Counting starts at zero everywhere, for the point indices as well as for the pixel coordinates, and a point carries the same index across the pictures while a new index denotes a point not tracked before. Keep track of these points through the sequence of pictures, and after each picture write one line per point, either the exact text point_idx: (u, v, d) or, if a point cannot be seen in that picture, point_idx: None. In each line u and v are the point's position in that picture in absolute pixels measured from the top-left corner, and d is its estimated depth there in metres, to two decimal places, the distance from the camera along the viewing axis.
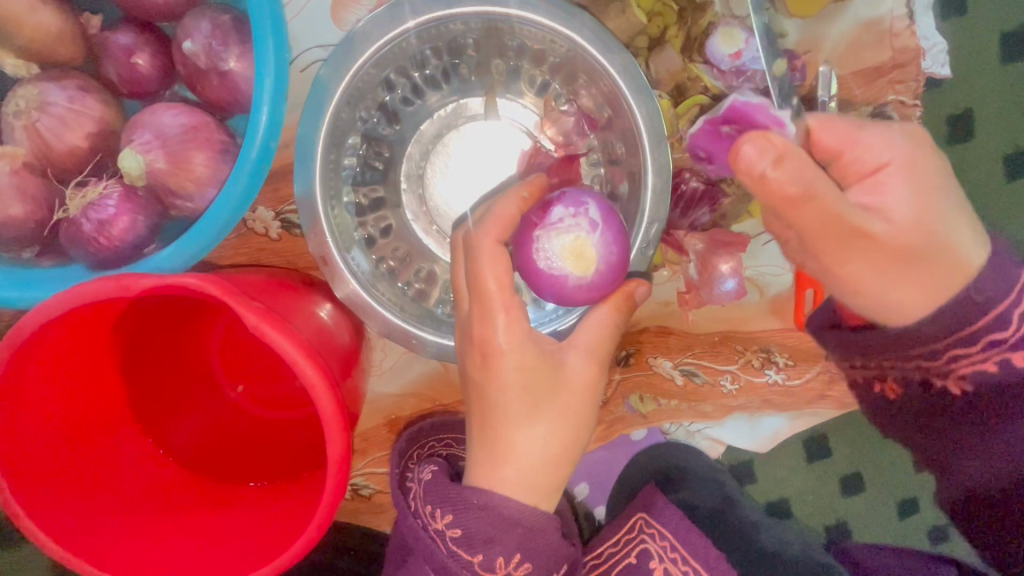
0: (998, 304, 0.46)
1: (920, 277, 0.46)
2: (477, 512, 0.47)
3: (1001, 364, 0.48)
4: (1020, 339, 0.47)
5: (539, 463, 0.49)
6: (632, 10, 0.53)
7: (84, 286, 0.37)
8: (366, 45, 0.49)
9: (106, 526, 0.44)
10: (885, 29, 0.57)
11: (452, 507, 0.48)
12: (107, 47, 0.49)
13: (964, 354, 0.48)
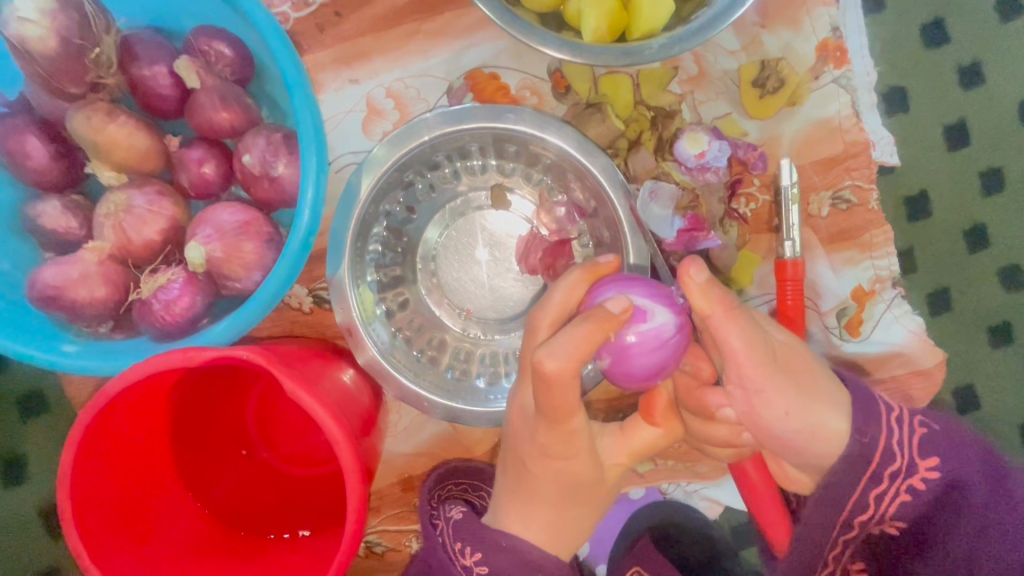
0: (880, 443, 0.52)
1: (828, 410, 0.52)
2: (505, 554, 0.55)
3: (910, 490, 0.52)
4: (908, 462, 0.52)
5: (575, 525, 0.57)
6: (610, 119, 0.63)
7: (155, 357, 0.45)
8: (390, 156, 0.59)
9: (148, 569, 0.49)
10: (835, 127, 0.66)
11: (482, 547, 0.55)
12: (181, 160, 0.61)
13: (881, 495, 0.53)
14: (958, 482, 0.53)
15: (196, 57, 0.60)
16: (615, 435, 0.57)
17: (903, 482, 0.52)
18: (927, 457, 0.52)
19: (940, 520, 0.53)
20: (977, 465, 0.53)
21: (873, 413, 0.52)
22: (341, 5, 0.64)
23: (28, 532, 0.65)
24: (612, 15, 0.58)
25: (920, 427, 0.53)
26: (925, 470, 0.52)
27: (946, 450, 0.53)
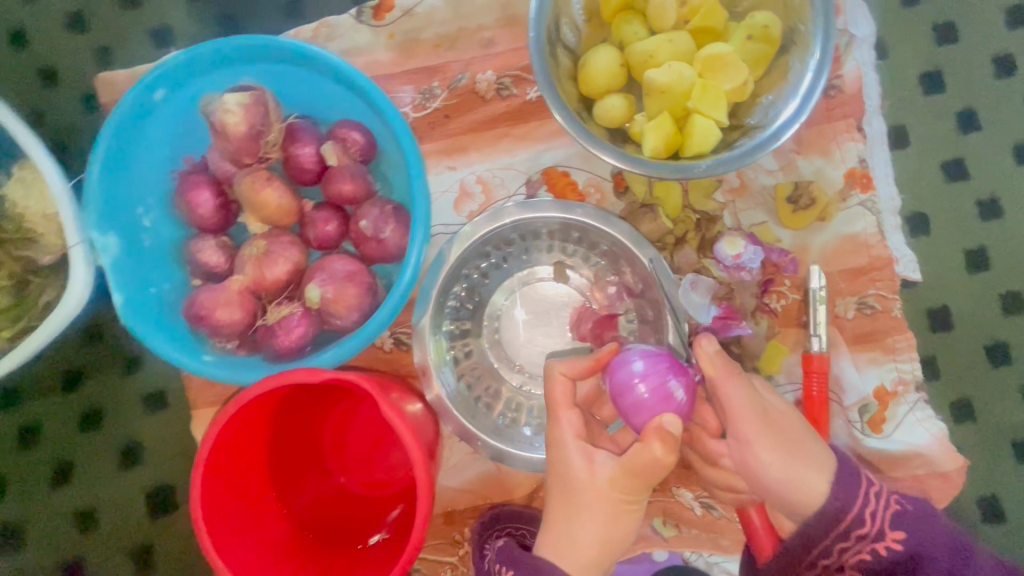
0: (851, 510, 0.62)
1: (812, 470, 0.63)
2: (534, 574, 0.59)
3: (873, 553, 0.62)
4: (877, 530, 0.62)
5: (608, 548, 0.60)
6: (661, 218, 0.75)
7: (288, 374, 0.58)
8: (475, 233, 0.73)
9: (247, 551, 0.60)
10: (861, 241, 0.75)
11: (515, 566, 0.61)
12: (310, 218, 0.76)
13: (846, 549, 0.62)
14: (924, 557, 0.61)
15: (336, 142, 0.74)
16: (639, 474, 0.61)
17: (869, 542, 0.62)
18: (893, 529, 0.62)
19: None
20: (940, 544, 0.62)
21: (852, 488, 0.62)
22: (449, 110, 0.81)
23: (126, 512, 0.75)
24: (669, 137, 0.71)
25: (890, 500, 0.63)
26: (891, 539, 0.62)
27: (914, 527, 0.62)
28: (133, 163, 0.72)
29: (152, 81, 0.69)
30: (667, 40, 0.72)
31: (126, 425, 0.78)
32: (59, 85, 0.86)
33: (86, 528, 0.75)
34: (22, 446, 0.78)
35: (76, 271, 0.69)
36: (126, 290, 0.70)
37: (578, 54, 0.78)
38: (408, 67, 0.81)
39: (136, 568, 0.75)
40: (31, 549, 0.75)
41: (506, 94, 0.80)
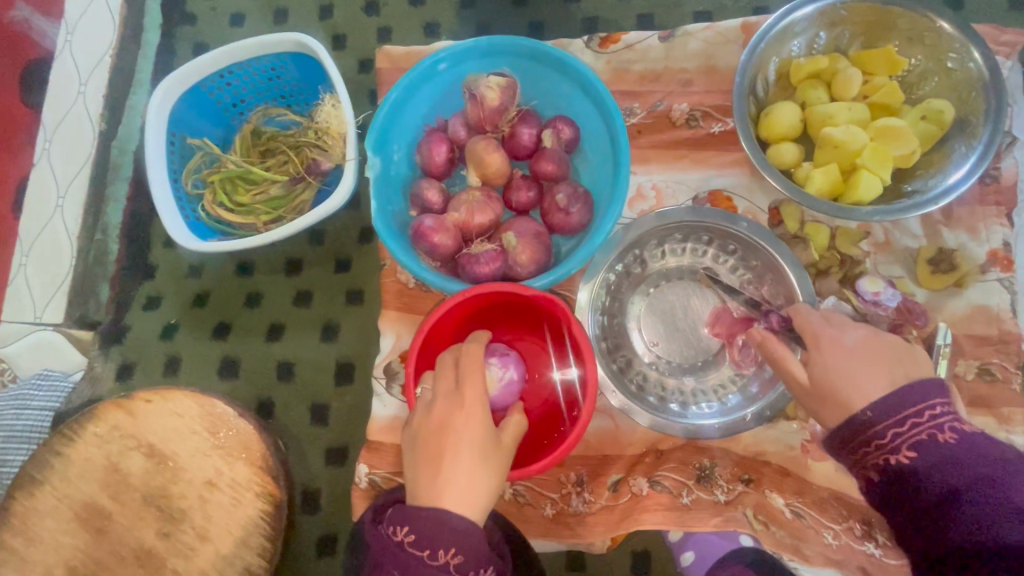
0: (881, 424, 0.66)
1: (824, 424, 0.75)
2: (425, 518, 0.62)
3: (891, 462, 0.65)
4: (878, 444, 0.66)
5: (485, 500, 0.64)
6: (809, 250, 0.87)
7: (508, 285, 0.75)
8: (649, 224, 0.88)
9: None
10: (994, 314, 0.83)
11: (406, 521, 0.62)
12: (516, 184, 0.93)
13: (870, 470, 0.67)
14: (957, 479, 0.62)
15: (553, 131, 0.92)
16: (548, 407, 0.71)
17: (892, 450, 0.65)
18: (913, 449, 0.64)
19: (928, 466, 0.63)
20: (968, 480, 0.62)
21: (909, 403, 0.66)
22: (643, 128, 0.98)
23: (315, 374, 0.94)
24: (833, 184, 0.85)
25: (924, 430, 0.64)
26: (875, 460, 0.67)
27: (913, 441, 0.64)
28: (403, 112, 0.94)
29: (441, 56, 0.91)
30: (848, 108, 0.86)
31: (330, 308, 0.98)
32: (346, 51, 1.13)
33: (283, 377, 0.94)
34: (250, 305, 1.00)
35: (347, 180, 0.91)
36: (379, 202, 0.90)
37: (763, 105, 0.93)
38: (617, 88, 1.00)
39: (313, 418, 0.92)
40: (235, 382, 0.95)
41: (693, 124, 0.97)
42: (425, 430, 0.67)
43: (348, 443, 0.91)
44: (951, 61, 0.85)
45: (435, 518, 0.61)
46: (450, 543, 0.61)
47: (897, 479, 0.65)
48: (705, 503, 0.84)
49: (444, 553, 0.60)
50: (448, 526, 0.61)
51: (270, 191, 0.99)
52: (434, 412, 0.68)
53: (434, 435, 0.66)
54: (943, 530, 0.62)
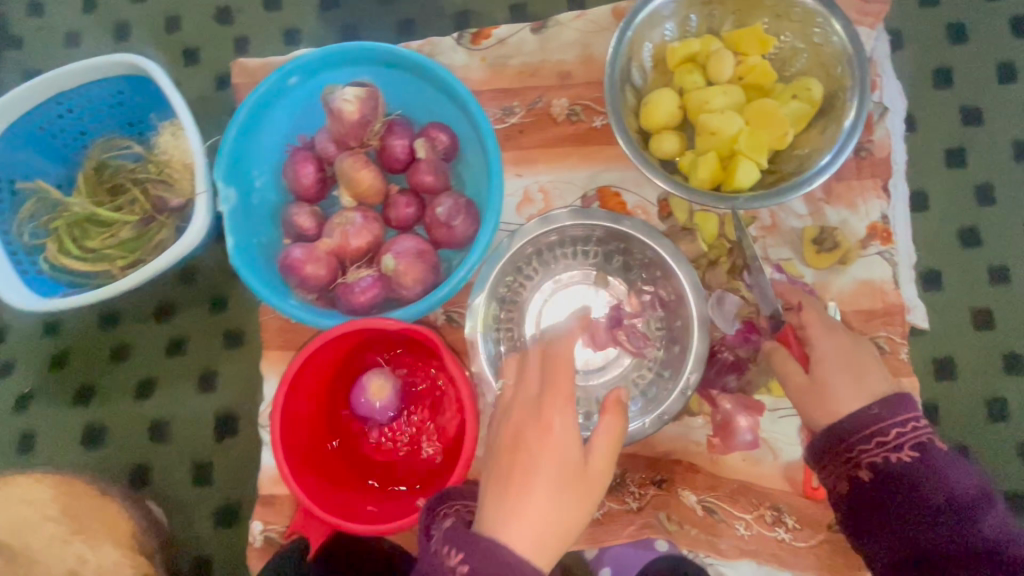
0: (884, 423, 0.70)
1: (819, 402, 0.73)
2: (480, 553, 0.51)
3: (885, 458, 0.69)
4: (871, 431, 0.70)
5: (575, 530, 0.55)
6: (698, 242, 0.86)
7: (372, 319, 0.69)
8: (533, 231, 0.83)
9: (311, 473, 0.69)
10: (878, 287, 0.83)
11: (462, 548, 0.53)
12: (393, 201, 0.87)
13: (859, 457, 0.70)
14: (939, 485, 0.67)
15: (427, 140, 0.86)
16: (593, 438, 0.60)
17: (892, 449, 0.69)
18: (913, 449, 0.69)
19: (911, 475, 0.68)
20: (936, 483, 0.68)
21: (897, 412, 0.70)
22: (524, 127, 0.93)
23: (195, 430, 0.86)
24: (714, 172, 0.82)
25: (917, 431, 0.69)
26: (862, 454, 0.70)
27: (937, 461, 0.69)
28: (258, 132, 0.86)
29: (291, 68, 0.83)
30: (722, 91, 0.83)
31: (206, 354, 0.89)
32: (199, 65, 1.02)
33: (157, 439, 0.86)
34: (116, 359, 0.90)
35: (198, 215, 0.82)
36: (236, 236, 0.81)
37: (642, 93, 0.90)
38: (494, 86, 0.94)
39: (195, 481, 0.85)
40: (105, 449, 0.87)
41: (575, 119, 0.92)
42: (496, 449, 0.57)
43: (239, 501, 0.84)
44: (817, 37, 0.83)
45: (481, 534, 0.53)
46: (483, 568, 0.50)
47: (886, 480, 0.68)
48: (616, 514, 0.83)
49: (463, 565, 0.51)
50: (494, 555, 0.51)
51: (120, 233, 0.88)
52: (509, 422, 0.58)
53: (508, 453, 0.56)
54: (914, 529, 0.68)
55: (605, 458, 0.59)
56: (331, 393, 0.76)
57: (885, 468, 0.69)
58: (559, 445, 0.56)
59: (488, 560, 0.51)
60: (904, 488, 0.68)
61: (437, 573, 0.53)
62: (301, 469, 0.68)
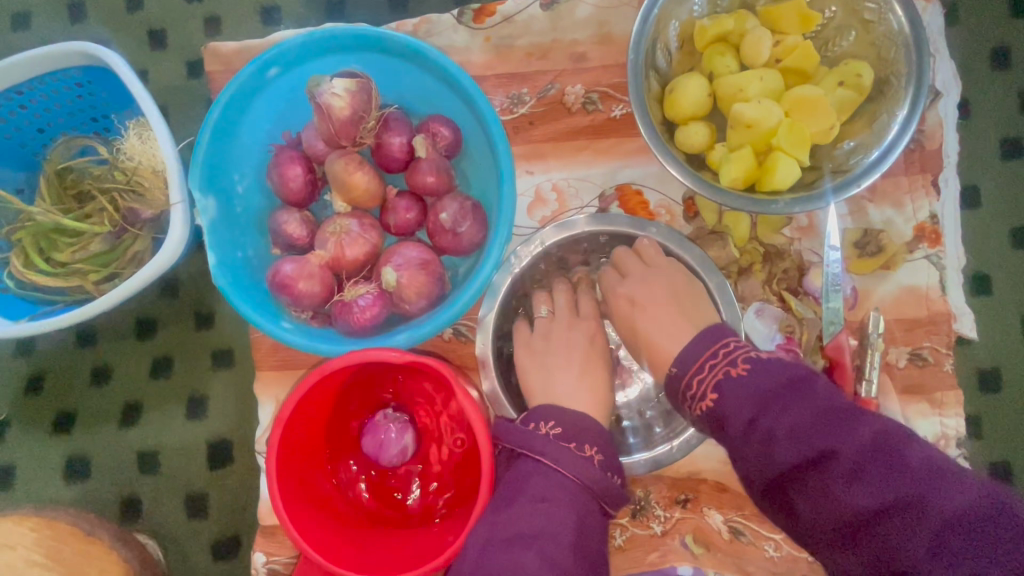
0: (689, 373, 0.63)
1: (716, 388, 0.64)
2: (563, 413, 0.65)
3: (769, 457, 0.55)
4: (715, 401, 0.60)
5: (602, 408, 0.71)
6: (730, 247, 0.78)
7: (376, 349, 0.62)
8: (547, 241, 0.76)
9: (316, 523, 0.63)
10: (923, 293, 0.76)
11: (552, 420, 0.64)
12: (393, 206, 0.78)
13: (738, 452, 0.58)
14: (909, 484, 0.51)
15: (427, 136, 0.76)
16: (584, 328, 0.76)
17: (700, 396, 0.61)
18: (716, 392, 0.60)
19: (807, 480, 0.54)
20: (925, 481, 0.51)
21: (775, 387, 0.57)
22: (534, 117, 0.84)
23: (190, 457, 0.81)
24: (749, 170, 0.73)
25: (720, 371, 0.61)
26: (758, 456, 0.56)
27: (795, 435, 0.54)
28: (236, 132, 0.76)
29: (269, 58, 0.73)
30: (758, 77, 0.74)
31: (194, 376, 0.82)
32: (167, 50, 0.91)
33: (145, 468, 0.81)
34: (97, 383, 0.83)
35: (174, 227, 0.73)
36: (219, 252, 0.73)
37: (666, 78, 0.80)
38: (500, 71, 0.84)
39: (189, 512, 0.81)
40: (94, 477, 0.82)
41: (591, 108, 0.83)
42: (545, 350, 0.74)
43: (239, 531, 0.81)
44: (869, 13, 0.73)
45: (565, 414, 0.65)
46: (590, 439, 0.62)
47: (795, 463, 0.54)
48: (640, 538, 0.79)
49: (589, 447, 0.61)
50: (582, 425, 0.64)
51: (89, 245, 0.77)
52: (553, 331, 0.75)
53: (545, 349, 0.74)
54: (862, 524, 0.52)
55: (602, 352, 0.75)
56: (328, 432, 0.70)
57: (732, 429, 0.58)
58: (582, 341, 0.75)
59: (583, 430, 0.63)
60: (770, 465, 0.55)
61: (577, 462, 0.59)
62: (304, 517, 0.61)
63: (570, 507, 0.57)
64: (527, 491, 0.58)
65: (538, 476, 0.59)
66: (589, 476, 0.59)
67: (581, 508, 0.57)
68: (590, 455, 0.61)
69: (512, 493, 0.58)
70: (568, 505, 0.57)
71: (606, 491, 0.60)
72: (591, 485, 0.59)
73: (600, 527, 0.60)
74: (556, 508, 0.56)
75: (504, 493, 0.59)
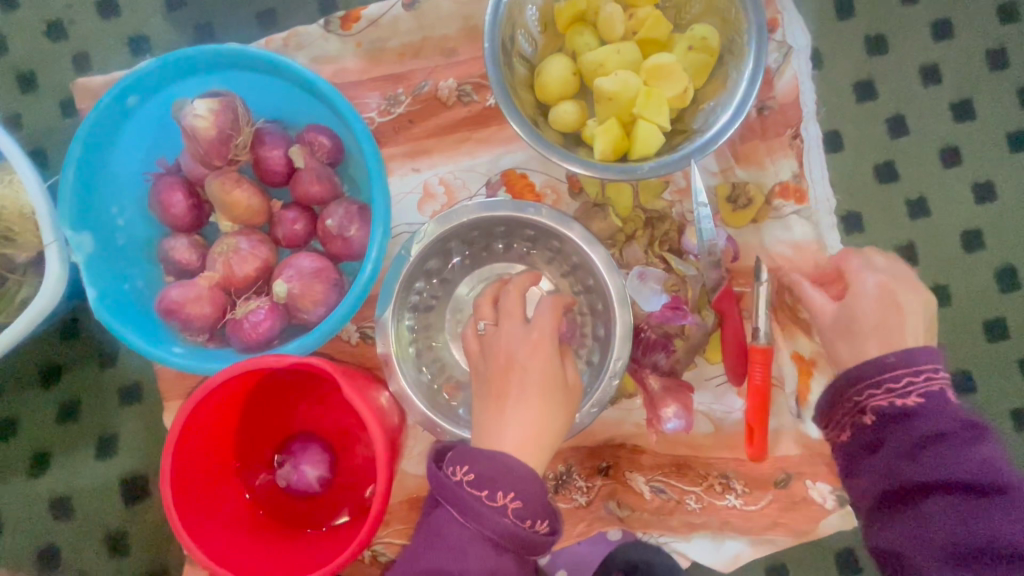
0: (897, 370, 0.63)
1: None
2: (487, 458, 0.62)
3: (864, 435, 0.64)
4: (914, 400, 0.62)
5: (550, 436, 0.67)
6: (611, 217, 0.80)
7: (257, 358, 0.62)
8: (435, 232, 0.76)
9: (223, 536, 0.63)
10: (799, 235, 0.80)
11: (475, 467, 0.62)
12: (280, 219, 0.78)
13: (853, 435, 0.64)
14: (1001, 478, 0.58)
15: (304, 146, 0.77)
16: (536, 354, 0.69)
17: (898, 394, 0.63)
18: (920, 394, 0.62)
19: (895, 459, 0.61)
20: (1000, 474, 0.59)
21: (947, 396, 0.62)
22: (413, 115, 0.85)
23: (108, 495, 0.80)
24: (617, 141, 0.76)
25: (933, 381, 0.63)
26: (856, 438, 0.64)
27: (895, 424, 0.62)
28: (106, 165, 0.76)
29: (125, 87, 0.73)
30: (615, 51, 0.77)
31: (102, 415, 0.81)
32: (38, 92, 0.90)
33: (61, 515, 0.80)
34: (2, 437, 0.81)
35: (51, 268, 0.73)
36: (101, 285, 0.73)
37: (534, 63, 0.82)
38: (375, 74, 0.85)
39: (112, 553, 0.80)
40: (9, 532, 0.80)
41: (467, 100, 0.85)
42: (490, 369, 0.70)
43: (165, 564, 0.80)
44: None
45: (488, 458, 0.62)
46: (507, 487, 0.61)
47: (972, 482, 0.58)
48: (567, 511, 0.80)
49: (503, 495, 0.61)
50: (501, 467, 0.62)
51: None
52: (499, 346, 0.70)
53: (501, 369, 0.69)
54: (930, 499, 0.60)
55: (550, 375, 0.68)
56: (239, 450, 0.71)
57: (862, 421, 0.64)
58: (540, 365, 0.69)
59: (504, 474, 0.61)
60: (874, 440, 0.63)
61: (484, 514, 0.60)
62: (207, 531, 0.62)
63: (477, 557, 0.60)
64: (438, 544, 0.61)
65: (451, 527, 0.61)
66: (498, 526, 0.60)
67: (492, 556, 0.60)
68: (506, 503, 0.61)
69: (428, 542, 0.62)
70: (473, 560, 0.59)
71: (522, 538, 0.60)
72: (506, 534, 0.60)
73: (520, 566, 0.62)
74: (461, 565, 0.59)
75: (423, 542, 0.62)
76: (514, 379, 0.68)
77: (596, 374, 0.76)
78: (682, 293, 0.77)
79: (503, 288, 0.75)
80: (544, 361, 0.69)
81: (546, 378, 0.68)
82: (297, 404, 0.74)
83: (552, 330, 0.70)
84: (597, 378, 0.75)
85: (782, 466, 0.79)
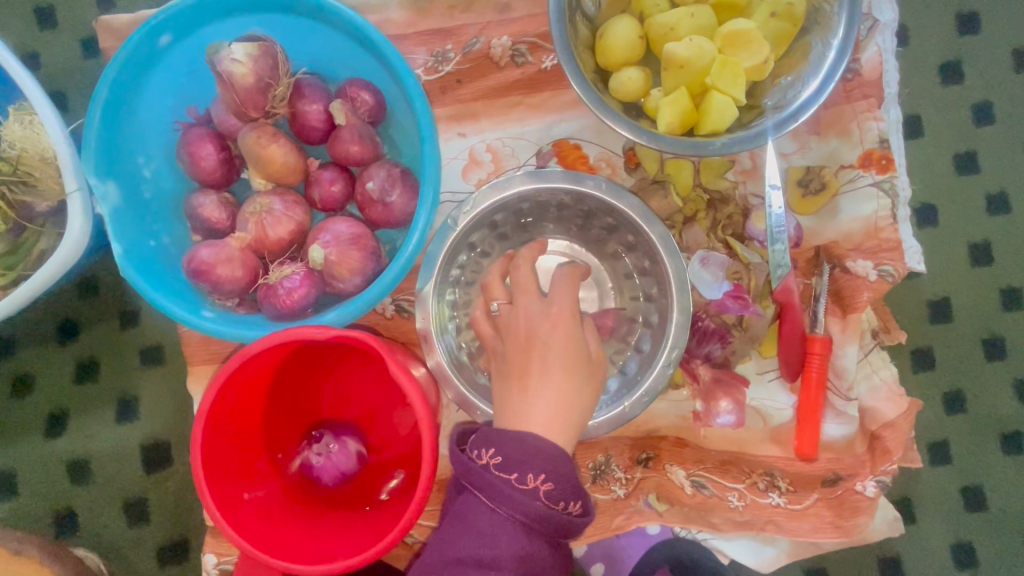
0: None
1: None
2: (514, 439, 0.58)
3: None
4: None
5: (578, 415, 0.63)
6: (671, 196, 0.75)
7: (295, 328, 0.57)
8: (485, 202, 0.71)
9: (253, 513, 0.60)
10: (873, 224, 0.74)
11: (501, 448, 0.58)
12: (317, 178, 0.72)
13: None
14: None
15: (345, 101, 0.71)
16: (557, 327, 0.66)
17: None
18: None
19: None
20: None
21: None
22: (461, 75, 0.79)
23: (127, 460, 0.77)
24: (684, 113, 0.70)
25: None
26: None
27: None
28: (134, 112, 0.71)
29: (156, 24, 0.67)
30: (689, 13, 0.70)
31: (122, 377, 0.77)
32: (58, 30, 0.83)
33: (79, 479, 0.77)
34: (18, 395, 0.78)
35: (72, 220, 0.68)
36: (125, 240, 0.68)
37: (597, 23, 0.76)
38: (422, 28, 0.79)
39: (130, 519, 0.78)
40: (25, 493, 0.77)
41: (520, 61, 0.78)
42: (510, 348, 0.66)
43: (185, 534, 0.78)
44: None
45: (515, 438, 0.58)
46: (538, 468, 0.57)
47: None
48: (604, 503, 0.77)
49: (534, 478, 0.57)
50: (531, 448, 0.58)
51: None
52: (518, 323, 0.66)
53: (521, 347, 0.65)
54: None
55: (579, 351, 0.65)
56: (269, 422, 0.67)
57: None
58: (564, 338, 0.65)
59: (533, 456, 0.57)
60: None
61: (515, 499, 0.56)
62: (238, 508, 0.59)
63: (510, 543, 0.56)
64: (467, 531, 0.57)
65: (479, 512, 0.58)
66: (531, 511, 0.56)
67: (526, 542, 0.56)
68: (538, 486, 0.57)
69: (456, 530, 0.58)
70: (505, 546, 0.56)
71: (555, 523, 0.56)
72: (539, 519, 0.56)
73: (555, 552, 0.58)
74: (493, 552, 0.55)
75: (451, 529, 0.59)
76: (539, 354, 0.64)
77: (649, 363, 0.71)
78: (743, 283, 0.73)
79: (512, 263, 0.71)
80: (568, 336, 0.65)
81: (575, 354, 0.65)
82: (331, 376, 0.70)
83: (571, 306, 0.68)
84: (650, 366, 0.71)
85: (833, 469, 0.75)
